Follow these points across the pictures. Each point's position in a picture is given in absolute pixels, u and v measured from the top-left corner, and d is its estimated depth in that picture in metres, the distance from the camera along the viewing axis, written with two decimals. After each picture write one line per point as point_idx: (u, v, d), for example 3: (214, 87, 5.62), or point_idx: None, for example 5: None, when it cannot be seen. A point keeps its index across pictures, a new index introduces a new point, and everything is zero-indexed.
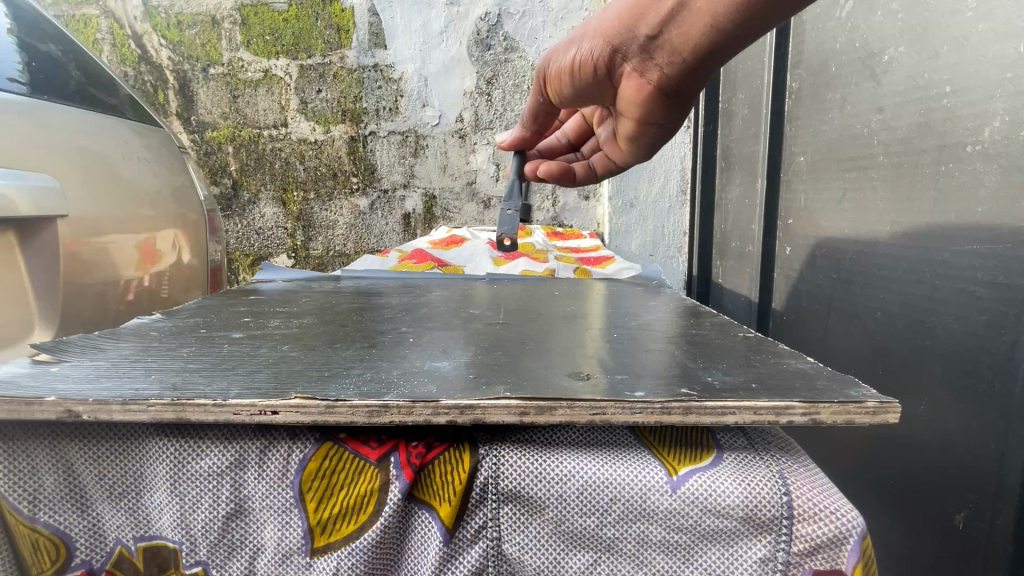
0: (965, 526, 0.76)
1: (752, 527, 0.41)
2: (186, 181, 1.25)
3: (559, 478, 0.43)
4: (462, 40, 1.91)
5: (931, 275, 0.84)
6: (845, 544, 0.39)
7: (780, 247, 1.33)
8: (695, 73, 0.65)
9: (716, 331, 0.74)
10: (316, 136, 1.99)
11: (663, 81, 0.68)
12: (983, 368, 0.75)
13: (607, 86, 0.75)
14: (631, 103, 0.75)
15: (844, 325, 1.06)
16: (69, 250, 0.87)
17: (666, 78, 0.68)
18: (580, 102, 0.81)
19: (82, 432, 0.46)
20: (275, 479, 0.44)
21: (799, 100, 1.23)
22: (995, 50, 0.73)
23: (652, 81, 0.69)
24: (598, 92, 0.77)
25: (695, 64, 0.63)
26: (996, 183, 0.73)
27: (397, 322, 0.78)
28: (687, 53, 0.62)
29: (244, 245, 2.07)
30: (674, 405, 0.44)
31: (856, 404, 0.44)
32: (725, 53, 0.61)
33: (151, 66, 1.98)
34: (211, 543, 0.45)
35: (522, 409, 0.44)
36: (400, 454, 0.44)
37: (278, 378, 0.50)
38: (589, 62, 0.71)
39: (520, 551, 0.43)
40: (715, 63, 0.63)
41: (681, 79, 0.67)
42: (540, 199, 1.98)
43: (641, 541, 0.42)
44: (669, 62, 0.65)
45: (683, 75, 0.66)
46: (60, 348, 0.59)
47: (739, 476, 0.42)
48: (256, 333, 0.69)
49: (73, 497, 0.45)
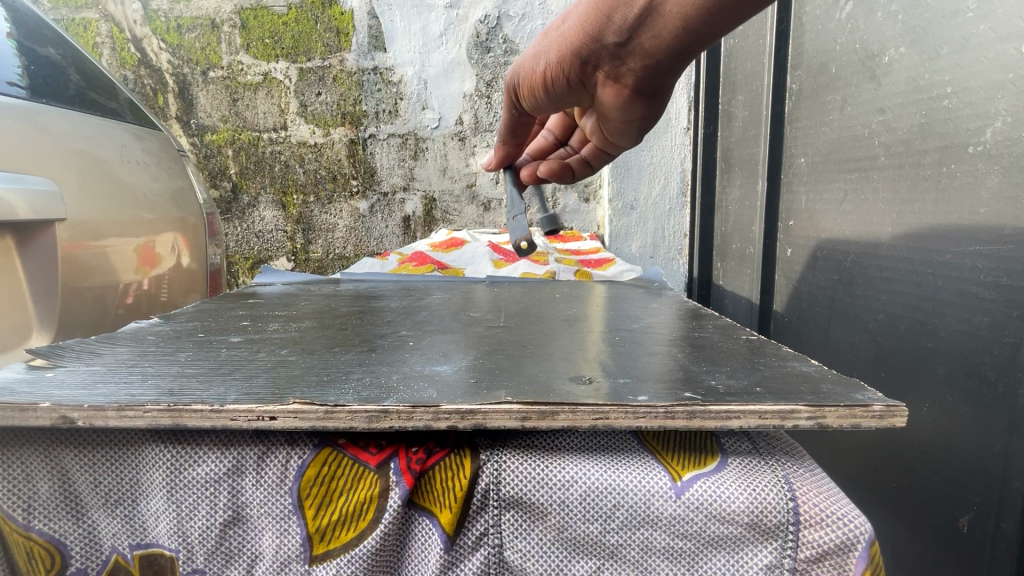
0: (969, 529, 0.76)
1: (758, 533, 0.40)
2: (185, 184, 1.24)
3: (561, 484, 0.42)
4: (462, 43, 1.90)
5: (934, 277, 0.83)
6: (853, 550, 0.39)
7: (781, 249, 1.33)
8: (670, 71, 0.65)
9: (719, 333, 0.73)
10: (315, 138, 1.98)
11: (639, 82, 0.68)
12: (987, 370, 0.74)
13: (584, 92, 0.75)
14: (609, 107, 0.75)
15: (846, 327, 1.05)
16: (68, 254, 0.86)
17: (641, 79, 0.67)
18: (558, 108, 0.82)
19: (78, 438, 0.45)
20: (273, 485, 0.44)
21: (799, 102, 1.23)
22: (996, 50, 0.73)
23: (629, 84, 0.69)
24: (575, 96, 0.78)
25: (669, 63, 0.63)
26: (998, 183, 0.72)
27: (397, 325, 0.78)
28: (660, 55, 0.62)
29: (244, 247, 2.06)
30: (678, 409, 0.44)
31: (861, 408, 0.43)
32: (697, 51, 0.60)
33: (151, 69, 1.98)
34: (208, 551, 0.44)
35: (523, 414, 0.43)
36: (400, 460, 0.44)
37: (277, 383, 0.49)
38: (561, 72, 0.71)
39: (522, 558, 0.43)
40: (689, 60, 0.62)
41: (656, 78, 0.67)
42: (541, 201, 1.98)
43: (645, 548, 0.42)
44: (642, 65, 0.64)
45: (658, 75, 0.66)
46: (57, 353, 0.59)
47: (744, 481, 0.41)
48: (255, 337, 0.69)
49: (68, 505, 0.45)
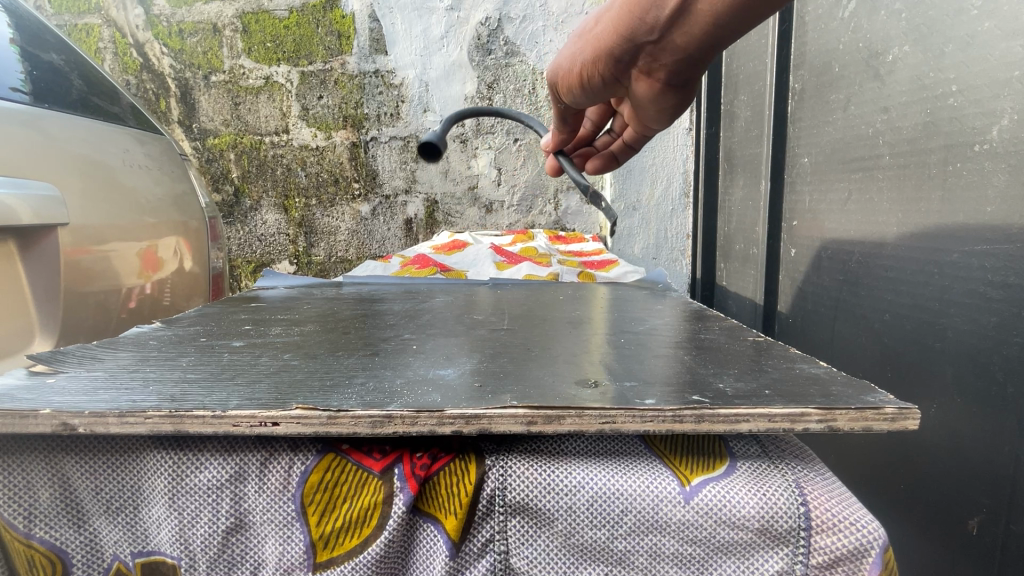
0: (979, 532, 0.75)
1: (769, 538, 0.39)
2: (186, 188, 1.24)
3: (568, 490, 0.41)
4: (463, 45, 1.90)
5: (940, 277, 0.82)
6: (867, 556, 0.38)
7: (785, 249, 1.31)
8: (701, 61, 0.63)
9: (725, 335, 0.73)
10: (317, 142, 1.98)
11: (670, 76, 0.67)
12: (995, 370, 0.73)
13: (619, 87, 0.73)
14: (645, 99, 0.73)
15: (852, 327, 1.04)
16: (70, 259, 0.86)
17: (673, 71, 0.66)
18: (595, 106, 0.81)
19: (79, 445, 0.44)
20: (276, 492, 0.43)
21: (802, 101, 1.22)
22: (1002, 48, 0.72)
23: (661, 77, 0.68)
24: (612, 94, 0.76)
25: (701, 54, 0.61)
26: (1006, 182, 0.72)
27: (400, 329, 0.77)
28: (692, 49, 0.61)
29: (246, 251, 2.06)
30: (685, 412, 0.43)
31: (873, 410, 0.43)
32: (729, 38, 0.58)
33: (153, 74, 1.99)
34: (211, 559, 0.44)
35: (529, 418, 0.42)
36: (405, 466, 0.43)
37: (279, 389, 0.48)
38: (597, 74, 0.70)
39: (528, 565, 0.42)
40: (719, 50, 0.62)
41: (687, 67, 0.65)
42: (542, 202, 1.98)
43: (654, 554, 0.41)
44: (674, 60, 0.63)
45: (691, 66, 0.64)
46: (58, 359, 0.58)
47: (754, 486, 0.41)
48: (256, 342, 0.68)
49: (70, 512, 0.44)
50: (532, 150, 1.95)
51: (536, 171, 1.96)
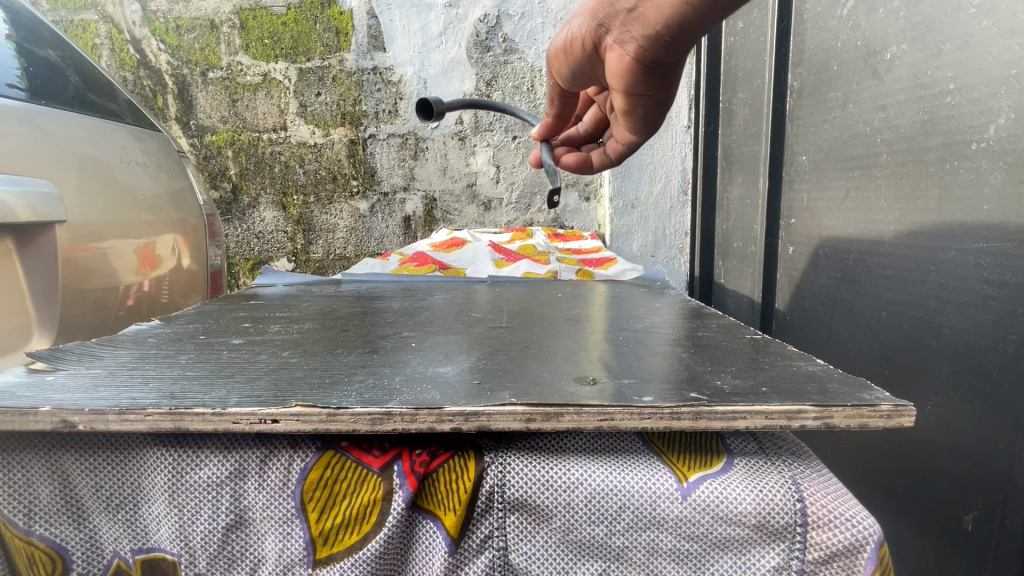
0: (974, 528, 0.75)
1: (765, 534, 0.40)
2: (184, 186, 1.24)
3: (566, 486, 0.42)
4: (461, 42, 1.90)
5: (937, 275, 0.83)
6: (862, 552, 0.38)
7: (783, 247, 1.32)
8: (674, 43, 0.57)
9: (723, 333, 0.73)
10: (315, 139, 1.98)
11: (641, 54, 0.60)
12: (991, 368, 0.73)
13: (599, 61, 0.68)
14: (615, 78, 0.66)
15: (849, 325, 1.05)
16: (68, 256, 0.86)
17: (644, 49, 0.59)
18: (581, 80, 0.76)
19: (78, 443, 0.45)
20: (275, 489, 0.43)
21: (801, 99, 1.22)
22: (1000, 46, 0.72)
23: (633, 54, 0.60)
24: (594, 69, 0.71)
25: (672, 34, 0.55)
26: (1003, 180, 0.72)
27: (399, 326, 0.77)
28: (664, 24, 0.55)
29: (244, 249, 2.06)
30: (683, 409, 0.43)
31: (869, 407, 0.43)
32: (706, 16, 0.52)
33: (150, 71, 1.98)
34: (211, 555, 0.44)
35: (527, 416, 0.43)
36: (404, 463, 0.43)
37: (279, 386, 0.49)
38: (580, 38, 0.65)
39: (527, 561, 0.42)
40: (697, 33, 0.55)
41: (660, 48, 0.58)
42: (541, 200, 1.98)
43: (652, 549, 0.41)
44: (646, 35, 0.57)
45: (664, 48, 0.58)
46: (57, 356, 0.58)
47: (751, 482, 0.41)
48: (256, 339, 0.68)
49: (70, 509, 0.44)
50: (531, 148, 1.95)
51: (535, 169, 1.96)
